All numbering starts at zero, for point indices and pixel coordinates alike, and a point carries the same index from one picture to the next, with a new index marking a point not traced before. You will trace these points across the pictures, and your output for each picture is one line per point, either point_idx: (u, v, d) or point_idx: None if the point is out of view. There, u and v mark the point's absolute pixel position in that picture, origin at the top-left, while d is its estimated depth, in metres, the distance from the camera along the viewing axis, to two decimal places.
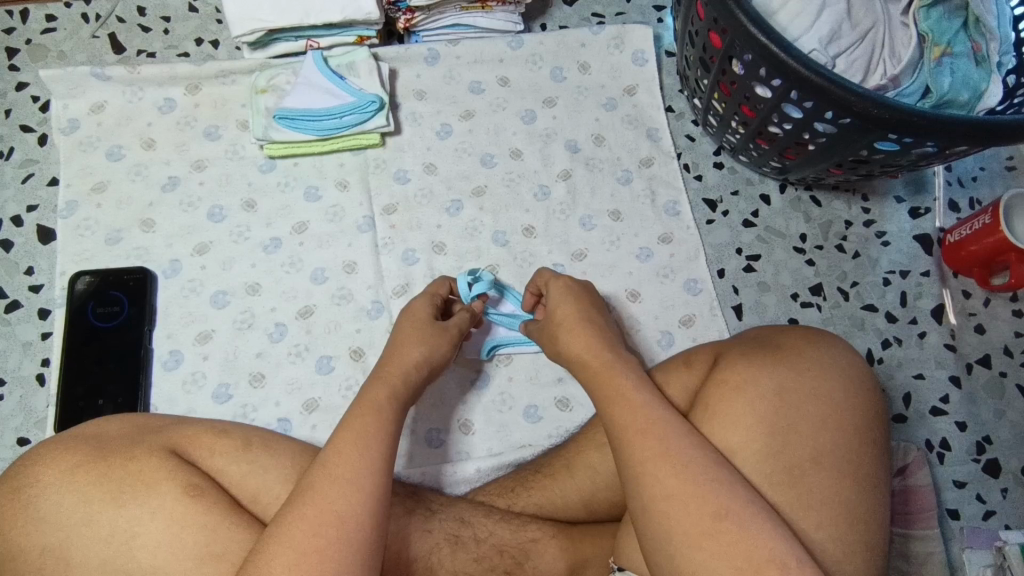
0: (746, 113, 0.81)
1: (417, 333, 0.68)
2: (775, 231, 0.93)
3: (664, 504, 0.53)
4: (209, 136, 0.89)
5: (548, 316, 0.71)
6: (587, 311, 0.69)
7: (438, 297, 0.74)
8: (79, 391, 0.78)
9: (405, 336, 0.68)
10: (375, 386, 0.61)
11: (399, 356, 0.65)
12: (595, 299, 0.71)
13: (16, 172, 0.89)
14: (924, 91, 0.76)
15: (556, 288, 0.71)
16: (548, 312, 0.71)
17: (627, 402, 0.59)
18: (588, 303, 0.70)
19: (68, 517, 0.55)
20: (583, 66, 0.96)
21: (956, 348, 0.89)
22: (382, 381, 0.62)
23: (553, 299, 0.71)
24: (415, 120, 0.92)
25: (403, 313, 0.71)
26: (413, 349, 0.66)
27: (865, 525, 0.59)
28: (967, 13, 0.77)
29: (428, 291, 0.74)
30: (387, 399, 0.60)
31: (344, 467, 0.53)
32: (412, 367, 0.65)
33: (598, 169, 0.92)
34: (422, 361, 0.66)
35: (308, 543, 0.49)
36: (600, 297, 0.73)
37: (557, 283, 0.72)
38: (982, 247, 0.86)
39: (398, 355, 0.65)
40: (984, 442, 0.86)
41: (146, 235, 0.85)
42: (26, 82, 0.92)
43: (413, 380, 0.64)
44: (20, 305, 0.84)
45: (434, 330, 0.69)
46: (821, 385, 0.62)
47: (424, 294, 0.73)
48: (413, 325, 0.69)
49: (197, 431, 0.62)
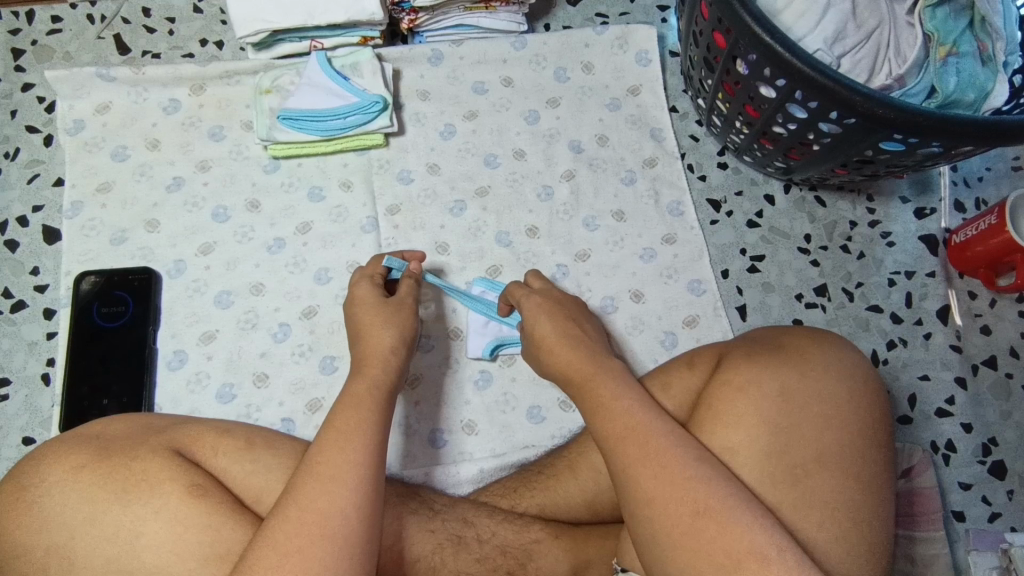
0: (751, 113, 0.81)
1: (379, 317, 0.68)
2: (780, 231, 0.92)
3: (653, 506, 0.53)
4: (213, 136, 0.89)
5: (527, 326, 0.71)
6: (566, 323, 0.69)
7: (378, 278, 0.73)
8: (84, 390, 0.79)
9: (368, 324, 0.68)
10: (356, 383, 0.62)
11: (371, 344, 0.66)
12: (572, 311, 0.72)
13: (22, 172, 0.89)
14: (930, 91, 0.75)
15: (529, 304, 0.72)
16: (525, 325, 0.72)
17: (615, 407, 0.59)
18: (569, 317, 0.70)
19: (73, 516, 0.55)
20: (587, 66, 0.96)
21: (962, 349, 0.89)
22: (359, 377, 0.62)
23: (531, 312, 0.71)
24: (419, 120, 0.92)
25: (349, 302, 0.71)
26: (383, 335, 0.67)
27: (868, 525, 0.59)
28: (973, 13, 0.76)
29: (366, 274, 0.73)
30: (369, 391, 0.61)
31: (327, 467, 0.53)
32: (388, 353, 0.65)
33: (602, 169, 0.92)
34: (396, 344, 0.67)
35: (291, 544, 0.49)
36: (579, 307, 0.74)
37: (530, 297, 0.73)
38: (987, 247, 0.85)
39: (370, 346, 0.66)
40: (990, 443, 0.86)
41: (151, 235, 0.86)
42: (32, 83, 0.93)
43: (393, 365, 0.65)
44: (26, 305, 0.85)
45: (389, 308, 0.69)
46: (826, 385, 0.62)
47: (363, 277, 0.73)
48: (376, 314, 0.68)
49: (201, 432, 0.62)
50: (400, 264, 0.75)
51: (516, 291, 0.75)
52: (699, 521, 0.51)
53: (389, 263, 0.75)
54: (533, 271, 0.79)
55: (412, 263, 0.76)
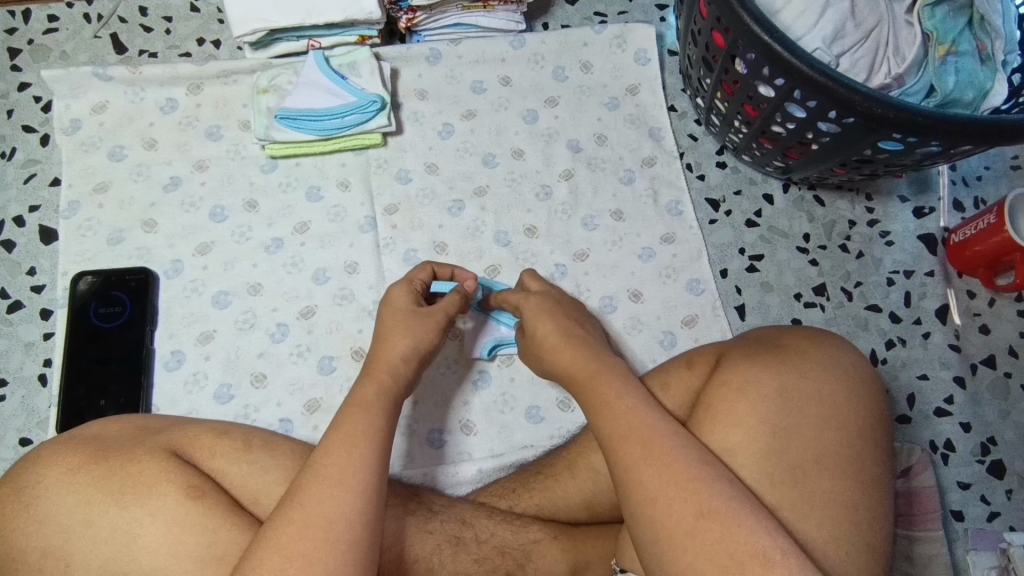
0: (750, 112, 0.80)
1: (400, 324, 0.67)
2: (779, 231, 0.92)
3: (655, 507, 0.53)
4: (210, 136, 0.89)
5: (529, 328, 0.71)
6: (564, 324, 0.69)
7: (416, 285, 0.73)
8: (81, 391, 0.78)
9: (389, 330, 0.67)
10: (364, 386, 0.61)
11: (384, 353, 0.65)
12: (572, 313, 0.72)
13: (18, 172, 0.89)
14: (929, 90, 0.76)
15: (531, 310, 0.71)
16: (527, 329, 0.71)
17: (616, 406, 0.59)
18: (567, 317, 0.70)
19: (68, 518, 0.55)
20: (585, 65, 0.96)
21: (961, 349, 0.89)
22: (368, 380, 0.62)
23: (531, 314, 0.71)
24: (417, 120, 0.91)
25: (383, 306, 0.70)
26: (399, 342, 0.66)
27: (867, 525, 0.59)
28: (972, 11, 0.76)
29: (406, 278, 0.73)
30: (377, 396, 0.60)
31: (332, 470, 0.53)
32: (400, 362, 0.64)
33: (600, 169, 0.92)
34: (410, 352, 0.66)
35: (293, 548, 0.49)
36: (577, 309, 0.74)
37: (528, 300, 0.72)
38: (986, 247, 0.85)
39: (383, 352, 0.65)
40: (988, 442, 0.86)
41: (148, 236, 0.85)
42: (28, 82, 0.92)
43: (403, 375, 0.64)
44: (23, 305, 0.85)
45: (419, 319, 0.68)
46: (825, 386, 0.62)
47: (401, 282, 0.72)
48: (403, 319, 0.68)
49: (198, 433, 0.62)
50: (451, 286, 0.75)
51: (511, 298, 0.74)
52: (701, 522, 0.51)
53: (438, 287, 0.75)
54: (532, 271, 0.79)
55: (464, 283, 0.76)
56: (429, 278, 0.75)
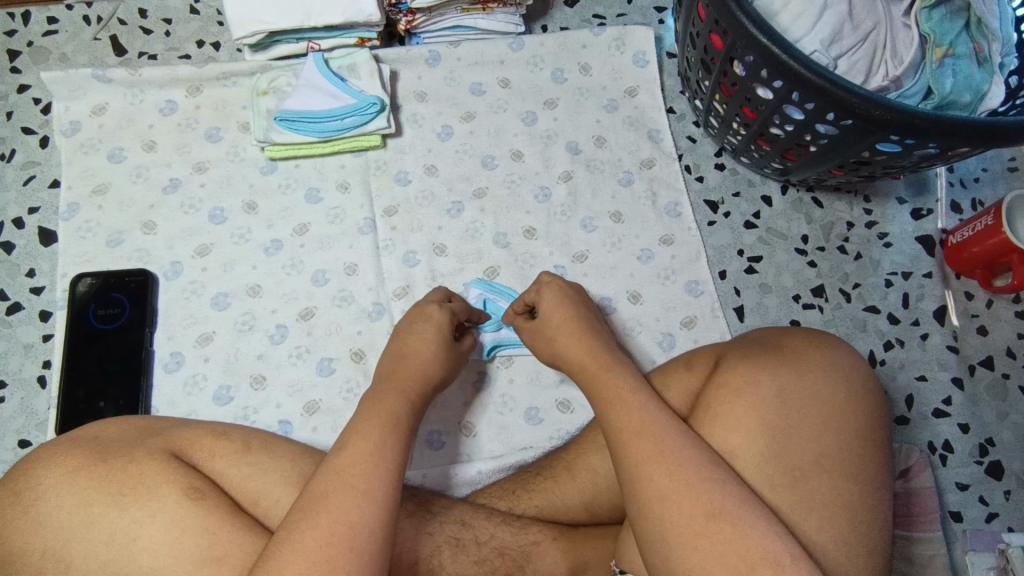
0: (748, 114, 0.81)
1: (421, 342, 0.69)
2: (777, 232, 0.92)
3: (665, 506, 0.53)
4: (210, 138, 0.89)
5: (538, 324, 0.71)
6: (580, 315, 0.70)
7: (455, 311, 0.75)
8: (80, 393, 0.78)
9: (408, 347, 0.68)
10: (389, 398, 0.61)
11: (412, 361, 0.67)
12: (586, 305, 0.72)
13: (17, 174, 0.89)
14: (926, 92, 0.76)
15: (548, 297, 0.71)
16: (537, 320, 0.72)
17: (625, 403, 0.59)
18: (579, 310, 0.70)
19: (68, 519, 0.55)
20: (584, 67, 0.96)
21: (959, 350, 0.89)
22: (388, 390, 0.62)
23: (544, 308, 0.71)
24: (416, 121, 0.92)
25: (414, 311, 0.73)
26: (417, 363, 0.67)
27: (865, 527, 0.59)
28: (969, 14, 0.77)
29: (446, 303, 0.75)
30: (395, 409, 0.60)
31: (358, 478, 0.53)
32: (418, 382, 0.65)
33: (599, 171, 0.92)
34: (424, 370, 0.67)
35: (319, 552, 0.49)
36: (592, 304, 0.74)
37: (544, 292, 0.72)
38: (983, 249, 0.86)
39: (404, 367, 0.66)
40: (987, 443, 0.86)
41: (148, 237, 0.85)
42: (27, 84, 0.92)
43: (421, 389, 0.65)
44: (22, 307, 0.85)
45: (450, 344, 0.71)
46: (824, 386, 0.62)
47: (441, 304, 0.74)
48: (420, 334, 0.70)
49: (197, 433, 0.62)
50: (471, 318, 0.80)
51: (529, 288, 0.74)
52: (710, 522, 0.51)
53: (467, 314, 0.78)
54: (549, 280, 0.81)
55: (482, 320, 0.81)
56: (461, 309, 0.76)
